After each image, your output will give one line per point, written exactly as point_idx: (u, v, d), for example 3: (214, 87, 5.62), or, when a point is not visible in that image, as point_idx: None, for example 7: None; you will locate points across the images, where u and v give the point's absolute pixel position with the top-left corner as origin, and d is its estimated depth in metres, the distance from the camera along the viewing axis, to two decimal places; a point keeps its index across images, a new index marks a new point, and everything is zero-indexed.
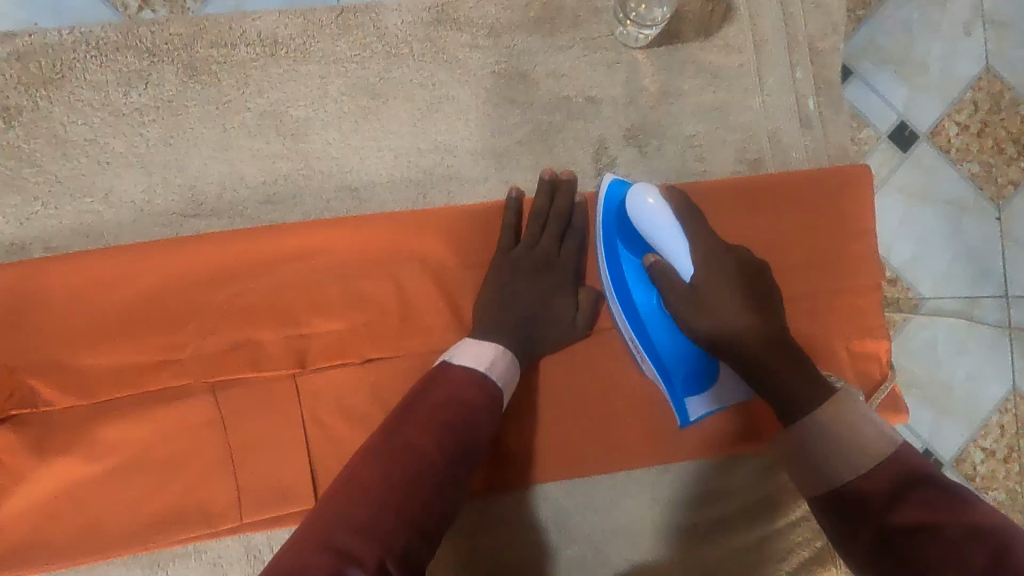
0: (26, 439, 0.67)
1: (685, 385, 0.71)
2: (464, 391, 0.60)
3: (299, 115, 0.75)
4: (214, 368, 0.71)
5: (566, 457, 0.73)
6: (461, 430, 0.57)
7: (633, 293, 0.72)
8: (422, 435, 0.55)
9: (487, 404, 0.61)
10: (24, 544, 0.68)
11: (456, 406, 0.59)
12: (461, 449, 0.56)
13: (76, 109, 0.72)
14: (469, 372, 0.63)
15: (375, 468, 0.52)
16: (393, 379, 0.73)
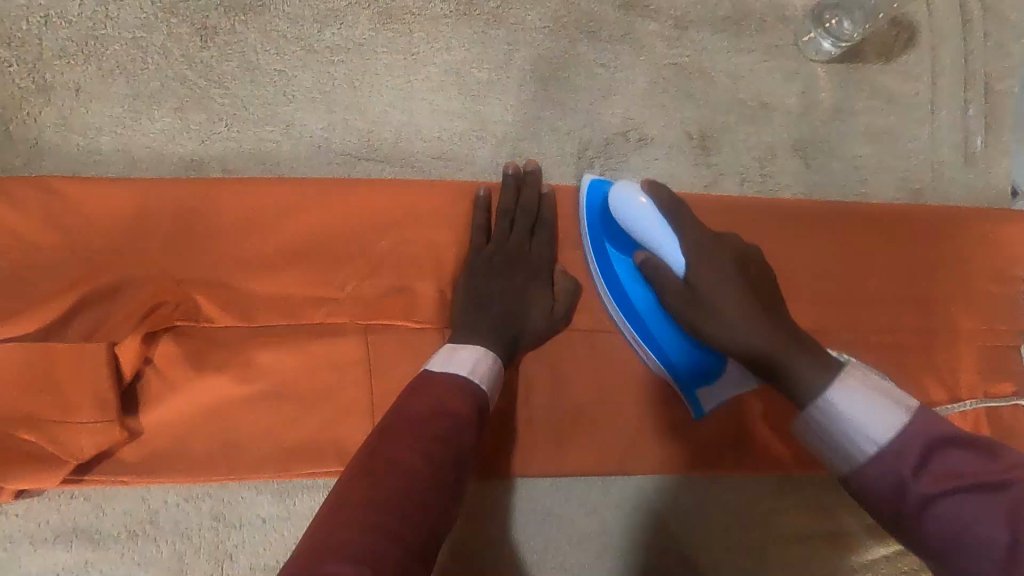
0: (186, 349, 0.69)
1: (698, 380, 0.71)
2: (430, 398, 0.57)
3: (482, 77, 0.75)
4: (371, 312, 0.71)
5: (701, 455, 0.75)
6: (448, 440, 0.54)
7: (626, 292, 0.72)
8: (387, 456, 0.51)
9: (472, 412, 0.58)
10: (168, 450, 0.69)
11: (435, 421, 0.55)
12: (451, 457, 0.53)
13: (270, 39, 0.74)
14: (454, 381, 0.60)
15: (391, 484, 0.49)
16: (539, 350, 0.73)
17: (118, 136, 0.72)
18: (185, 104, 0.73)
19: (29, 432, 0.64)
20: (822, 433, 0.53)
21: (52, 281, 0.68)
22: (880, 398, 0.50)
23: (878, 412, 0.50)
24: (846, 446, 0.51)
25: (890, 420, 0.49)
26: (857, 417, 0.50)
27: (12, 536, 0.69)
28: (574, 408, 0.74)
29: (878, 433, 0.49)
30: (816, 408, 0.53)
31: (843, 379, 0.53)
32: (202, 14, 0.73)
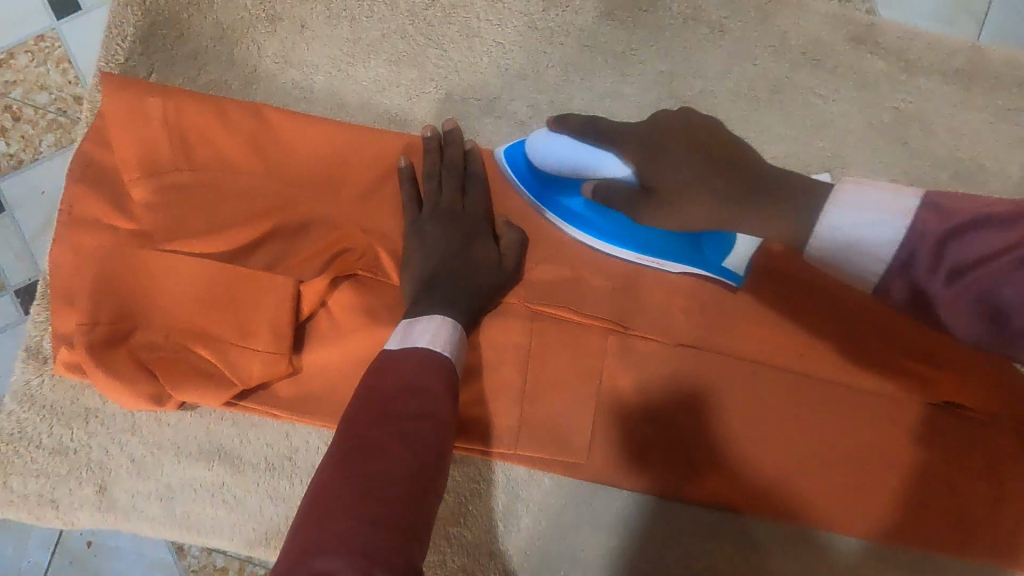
0: (359, 300, 0.69)
1: (713, 249, 0.71)
2: (404, 371, 0.54)
3: (696, 85, 0.73)
4: (543, 296, 0.71)
5: (848, 516, 0.70)
6: (371, 409, 0.51)
7: (616, 228, 0.71)
8: (370, 438, 0.49)
9: (430, 384, 0.54)
10: (322, 394, 0.70)
11: (409, 399, 0.52)
12: (418, 450, 0.50)
13: (496, 10, 0.73)
14: (418, 354, 0.56)
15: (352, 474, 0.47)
16: (703, 370, 0.71)
17: (331, 78, 0.73)
18: (401, 59, 0.73)
19: (208, 350, 0.66)
20: (835, 257, 0.51)
21: (246, 208, 0.69)
22: (880, 203, 0.49)
23: (880, 216, 0.49)
24: (858, 265, 0.50)
25: (893, 223, 0.48)
26: (861, 235, 0.49)
27: (160, 444, 0.71)
28: (725, 437, 0.71)
29: (880, 246, 0.49)
30: (820, 232, 0.52)
31: (835, 196, 0.51)
32: None
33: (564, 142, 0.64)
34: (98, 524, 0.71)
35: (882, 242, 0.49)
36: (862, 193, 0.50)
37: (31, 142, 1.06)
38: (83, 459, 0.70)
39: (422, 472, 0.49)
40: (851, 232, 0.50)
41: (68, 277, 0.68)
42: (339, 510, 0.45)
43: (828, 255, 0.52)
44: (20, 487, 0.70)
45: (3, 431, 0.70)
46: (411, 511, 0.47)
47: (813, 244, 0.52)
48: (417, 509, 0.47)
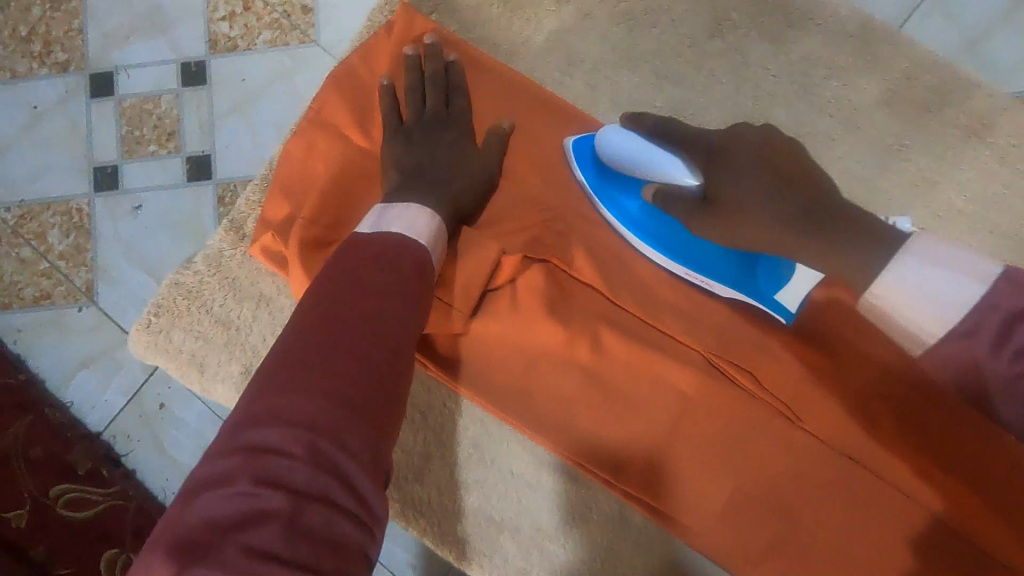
0: (546, 289, 0.68)
1: (769, 279, 0.67)
2: (375, 258, 0.52)
3: (957, 203, 0.69)
4: (726, 353, 0.68)
5: None
6: (352, 283, 0.50)
7: (669, 241, 0.69)
8: (338, 311, 0.48)
9: (396, 264, 0.53)
10: (479, 364, 0.70)
11: (381, 281, 0.51)
12: (381, 336, 0.48)
13: (778, 60, 0.71)
14: (388, 236, 0.55)
15: (346, 370, 0.46)
16: (865, 498, 0.64)
17: (595, 75, 0.74)
18: (667, 77, 0.73)
19: None
20: (897, 316, 0.50)
21: (476, 164, 0.68)
22: (951, 265, 0.48)
23: (957, 279, 0.48)
24: (917, 325, 0.50)
25: (968, 291, 0.48)
26: (922, 294, 0.48)
27: None
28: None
29: (944, 306, 0.48)
30: (884, 289, 0.50)
31: (903, 247, 0.49)
32: (728, 6, 0.72)
33: (634, 145, 0.65)
34: (228, 402, 0.73)
35: (956, 306, 0.48)
36: (933, 247, 0.48)
37: (250, 33, 1.19)
38: (240, 338, 0.73)
39: (330, 339, 0.46)
40: (919, 292, 0.49)
41: (295, 170, 0.70)
42: (297, 384, 0.44)
43: (880, 304, 0.50)
44: (177, 342, 0.73)
45: (183, 285, 0.73)
46: (314, 383, 0.44)
47: (875, 298, 0.50)
48: (345, 411, 0.44)
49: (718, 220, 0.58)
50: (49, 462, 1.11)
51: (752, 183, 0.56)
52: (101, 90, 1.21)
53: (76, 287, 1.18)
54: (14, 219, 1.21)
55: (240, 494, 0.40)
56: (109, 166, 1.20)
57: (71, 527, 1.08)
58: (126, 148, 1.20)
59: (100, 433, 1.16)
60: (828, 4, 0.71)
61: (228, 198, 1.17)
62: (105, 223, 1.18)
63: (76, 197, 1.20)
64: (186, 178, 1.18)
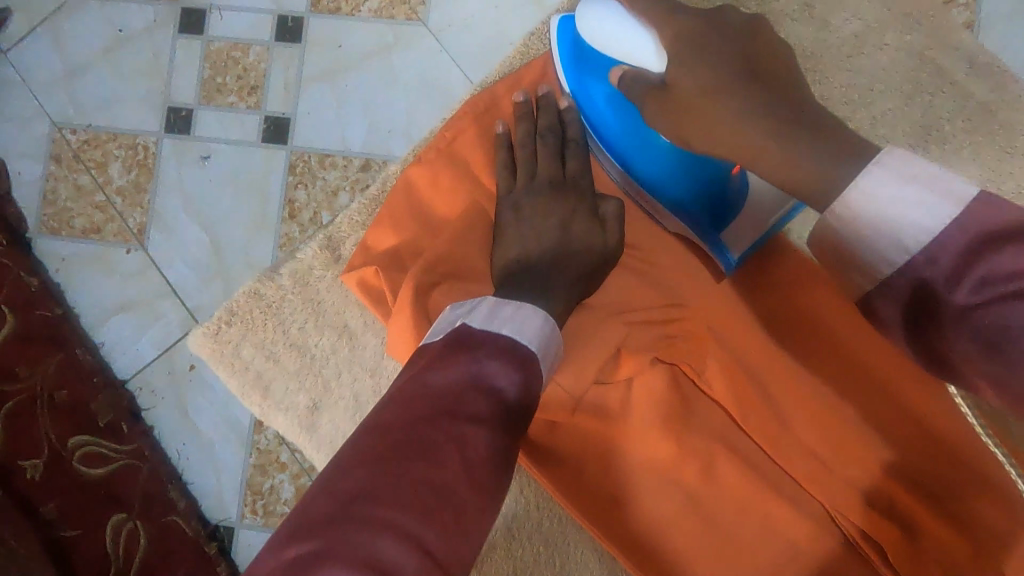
0: (668, 393, 0.62)
1: (712, 211, 0.60)
2: (475, 368, 0.45)
3: None
4: (854, 510, 0.58)
5: None
6: (449, 398, 0.43)
7: (619, 138, 0.61)
8: (430, 434, 0.42)
9: (499, 378, 0.45)
10: (571, 458, 0.62)
11: (478, 398, 0.44)
12: (471, 469, 0.41)
13: (987, 189, 0.61)
14: (496, 339, 0.47)
15: (431, 507, 0.39)
16: None
17: None
18: None
19: None
20: (845, 234, 0.39)
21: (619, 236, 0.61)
22: (920, 175, 0.37)
23: (923, 200, 0.36)
24: (873, 246, 0.38)
25: (931, 212, 0.36)
26: (884, 216, 0.37)
27: None
28: None
29: (908, 232, 0.37)
30: (847, 197, 0.39)
31: (875, 160, 0.39)
32: (943, 113, 0.62)
33: (613, 14, 0.54)
34: (287, 436, 0.66)
35: (910, 225, 0.36)
36: (905, 160, 0.37)
37: None
38: (315, 369, 0.66)
39: (425, 468, 0.40)
40: (876, 210, 0.38)
41: (416, 203, 0.64)
42: (376, 517, 0.38)
43: (840, 236, 0.40)
44: (245, 358, 0.66)
45: (264, 298, 0.66)
46: (405, 523, 0.38)
47: (835, 207, 0.39)
48: (429, 562, 0.38)
49: (673, 112, 0.51)
50: (72, 408, 0.90)
51: (714, 70, 0.49)
52: (188, 23, 0.99)
53: (128, 228, 0.98)
54: (76, 142, 0.99)
55: None
56: (183, 109, 0.99)
57: (86, 489, 0.88)
58: (205, 92, 0.99)
59: (127, 381, 0.96)
60: None
61: (301, 171, 0.96)
62: (171, 169, 0.98)
63: (145, 132, 0.99)
64: (261, 140, 0.97)
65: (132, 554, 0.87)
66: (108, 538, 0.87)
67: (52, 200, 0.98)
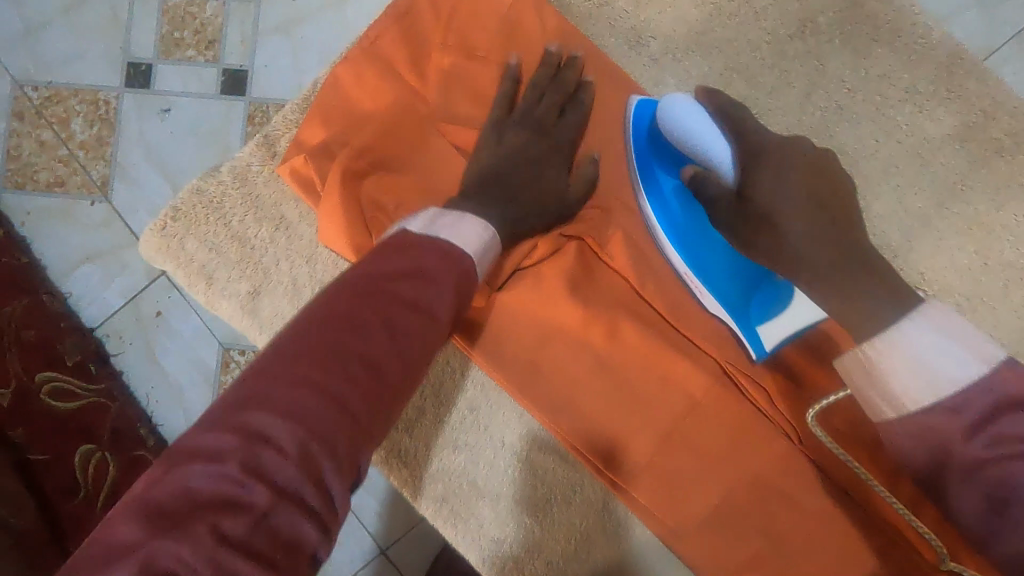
0: (575, 264, 0.67)
1: (758, 310, 0.67)
2: (412, 263, 0.49)
3: (1007, 253, 0.67)
4: (742, 361, 0.67)
5: None
6: (382, 288, 0.47)
7: (673, 209, 0.68)
8: (362, 313, 0.45)
9: (433, 276, 0.49)
10: (491, 327, 0.68)
11: (409, 288, 0.48)
12: (394, 348, 0.46)
13: (854, 73, 0.68)
14: (434, 240, 0.52)
15: (361, 375, 0.43)
16: (837, 527, 0.64)
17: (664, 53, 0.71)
18: (737, 70, 0.69)
19: None
20: (880, 373, 0.44)
21: (537, 130, 0.68)
22: (960, 339, 0.42)
23: (957, 353, 0.42)
24: (910, 389, 0.43)
25: (968, 372, 0.41)
26: (927, 361, 0.42)
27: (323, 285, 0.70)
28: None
29: (950, 375, 0.41)
30: (889, 338, 0.44)
31: (919, 316, 0.44)
32: (816, 7, 0.68)
33: (691, 112, 0.62)
34: (232, 321, 0.71)
35: (953, 378, 0.41)
36: (949, 319, 0.43)
37: None
38: (254, 258, 0.71)
39: (358, 342, 0.44)
40: (932, 372, 0.42)
41: (342, 100, 0.69)
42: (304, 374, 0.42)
43: (872, 368, 0.44)
44: (190, 250, 0.71)
45: (205, 195, 0.71)
46: (331, 384, 0.42)
47: (881, 351, 0.44)
48: (352, 420, 0.42)
49: (746, 208, 0.57)
50: (42, 348, 0.95)
51: (786, 187, 0.55)
52: None
53: (92, 180, 1.01)
54: (37, 98, 1.02)
55: (225, 477, 0.38)
56: (142, 63, 1.02)
57: (54, 420, 0.93)
58: (163, 48, 1.03)
59: (95, 329, 0.99)
60: (917, 25, 0.68)
61: (259, 120, 1.01)
62: (132, 120, 1.02)
63: (105, 88, 1.02)
64: (219, 92, 1.02)
65: (101, 480, 0.92)
66: (77, 466, 0.92)
67: (16, 155, 1.02)
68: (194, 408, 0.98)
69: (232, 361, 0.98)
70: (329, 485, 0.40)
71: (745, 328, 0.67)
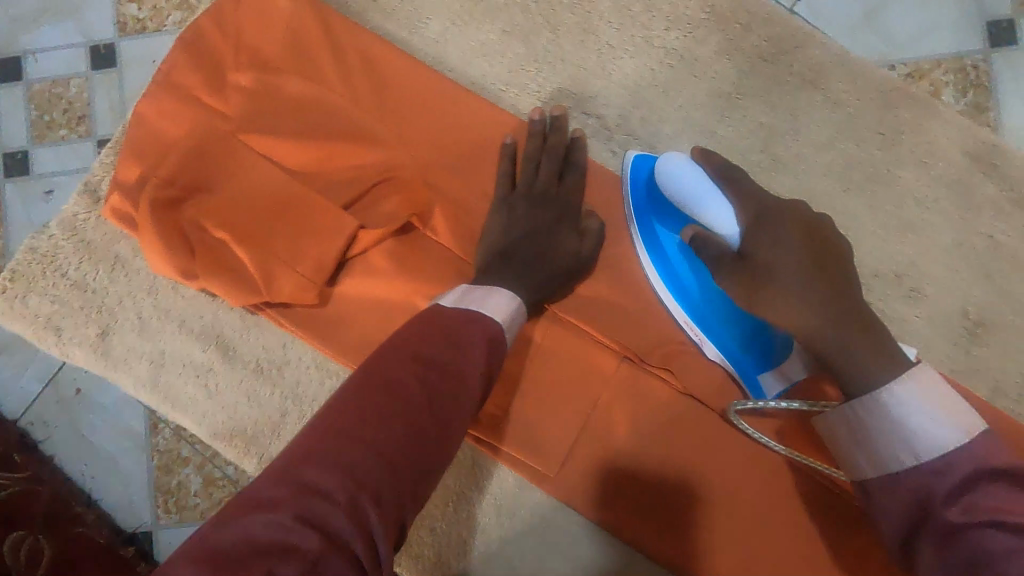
0: (396, 245, 0.69)
1: (758, 358, 0.66)
2: (439, 326, 0.52)
3: (793, 147, 0.71)
4: (572, 304, 0.70)
5: None
6: (430, 361, 0.49)
7: (688, 285, 0.68)
8: (397, 377, 0.48)
9: (482, 348, 0.52)
10: (330, 319, 0.70)
11: (450, 353, 0.51)
12: (444, 407, 0.48)
13: (620, 14, 0.73)
14: (451, 311, 0.55)
15: (397, 414, 0.46)
16: (684, 434, 0.68)
17: (444, 30, 0.74)
18: (513, 33, 0.73)
19: (247, 251, 0.67)
20: (870, 433, 0.51)
21: (337, 123, 0.71)
22: (949, 407, 0.49)
23: (941, 416, 0.48)
24: (895, 449, 0.49)
25: (953, 436, 0.48)
26: (914, 421, 0.49)
27: (168, 313, 0.72)
28: (677, 503, 0.68)
29: (935, 441, 0.48)
30: (878, 396, 0.51)
31: (909, 375, 0.51)
32: None
33: (690, 172, 0.61)
34: (88, 365, 0.73)
35: (934, 442, 0.48)
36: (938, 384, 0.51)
37: (159, 13, 1.00)
38: (98, 301, 0.73)
39: (406, 403, 0.47)
40: (897, 415, 0.50)
41: (150, 134, 0.71)
42: (344, 422, 0.45)
43: (854, 428, 0.52)
44: (34, 306, 0.73)
45: (40, 250, 0.73)
46: (373, 434, 0.45)
47: (864, 403, 0.51)
48: (399, 459, 0.45)
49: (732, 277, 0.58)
50: None
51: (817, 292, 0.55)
52: (7, 73, 1.03)
53: None
54: None
55: (295, 516, 0.41)
56: (18, 152, 1.01)
57: None
58: (36, 132, 1.02)
59: (17, 420, 0.98)
60: None
61: None
62: (16, 209, 1.00)
63: None
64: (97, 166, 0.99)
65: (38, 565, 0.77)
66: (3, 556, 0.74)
67: None
68: (133, 478, 0.96)
69: (161, 422, 0.97)
70: (377, 544, 0.42)
71: (747, 379, 0.67)
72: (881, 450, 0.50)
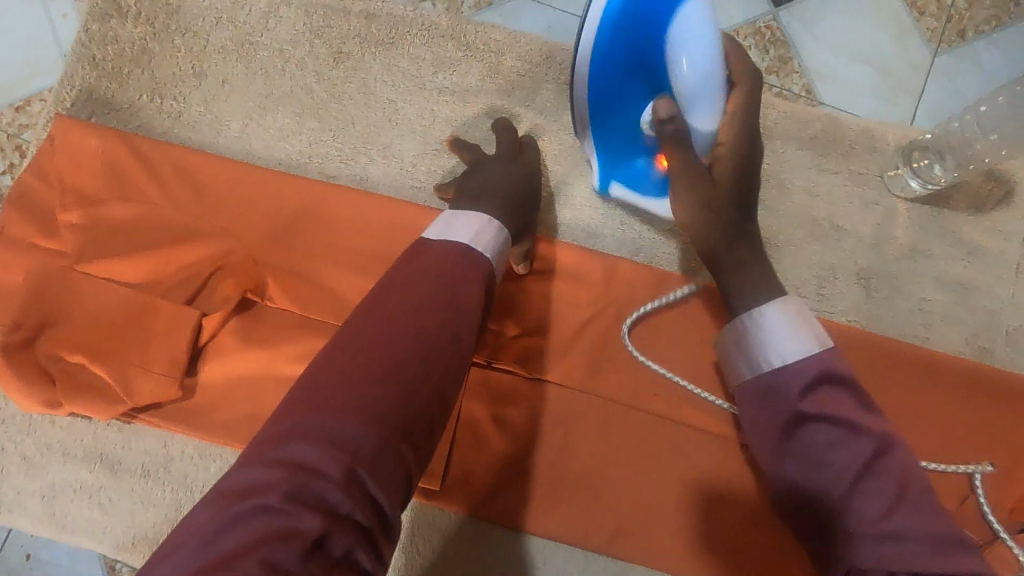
0: (242, 324, 0.77)
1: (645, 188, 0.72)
2: (435, 267, 0.55)
3: (566, 142, 0.82)
4: None
5: (668, 551, 0.73)
6: (420, 318, 0.51)
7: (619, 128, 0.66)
8: (391, 331, 0.49)
9: (474, 292, 0.55)
10: (201, 406, 0.75)
11: (438, 298, 0.52)
12: (437, 374, 0.49)
13: (391, 72, 0.83)
14: (451, 246, 0.58)
15: (395, 371, 0.47)
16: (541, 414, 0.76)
17: (244, 125, 0.83)
18: (305, 112, 0.83)
19: (101, 367, 0.72)
20: (747, 341, 0.64)
21: (164, 230, 0.78)
22: (808, 329, 0.62)
23: (800, 335, 0.61)
24: (764, 354, 0.62)
25: (807, 347, 0.61)
26: (778, 333, 0.62)
27: (50, 445, 0.76)
28: (551, 476, 0.75)
29: (791, 350, 0.61)
30: (757, 314, 0.64)
31: (785, 300, 0.64)
32: (341, 41, 0.84)
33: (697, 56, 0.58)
34: None
35: (790, 350, 0.61)
36: (804, 314, 0.63)
37: None
38: None
39: (395, 363, 0.48)
40: (770, 329, 0.62)
41: None
42: (330, 393, 0.45)
43: (739, 340, 0.65)
44: None
45: None
46: (370, 392, 0.46)
47: (749, 319, 0.64)
48: (395, 416, 0.45)
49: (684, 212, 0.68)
50: None
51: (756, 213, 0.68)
52: None
53: None
54: None
55: (282, 499, 0.40)
56: None
57: None
58: None
59: None
60: (418, 19, 0.84)
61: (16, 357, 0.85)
62: None
63: None
64: None
65: None
66: None
67: None
68: None
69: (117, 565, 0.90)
70: (380, 507, 0.43)
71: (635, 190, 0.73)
72: (758, 353, 0.63)
